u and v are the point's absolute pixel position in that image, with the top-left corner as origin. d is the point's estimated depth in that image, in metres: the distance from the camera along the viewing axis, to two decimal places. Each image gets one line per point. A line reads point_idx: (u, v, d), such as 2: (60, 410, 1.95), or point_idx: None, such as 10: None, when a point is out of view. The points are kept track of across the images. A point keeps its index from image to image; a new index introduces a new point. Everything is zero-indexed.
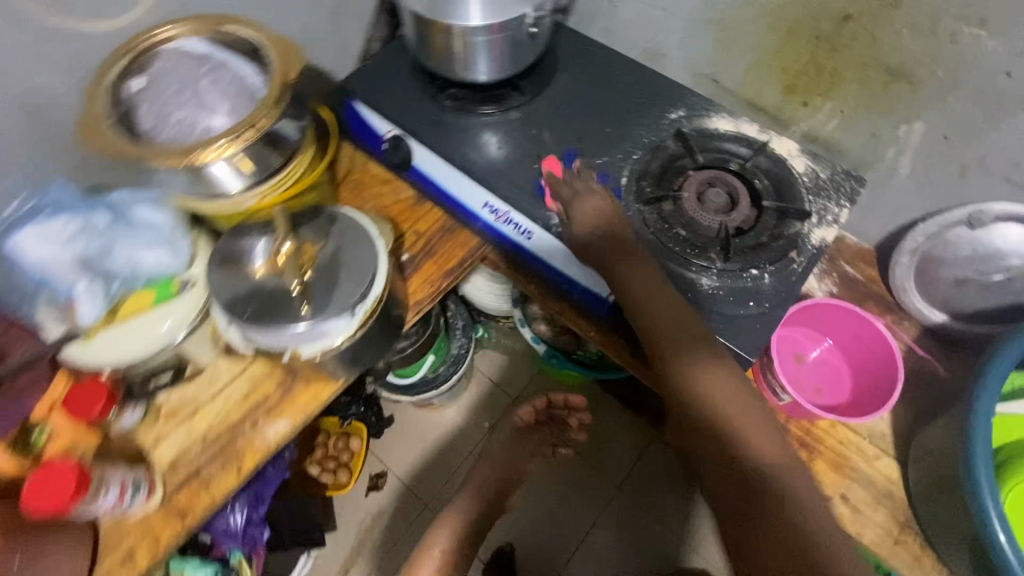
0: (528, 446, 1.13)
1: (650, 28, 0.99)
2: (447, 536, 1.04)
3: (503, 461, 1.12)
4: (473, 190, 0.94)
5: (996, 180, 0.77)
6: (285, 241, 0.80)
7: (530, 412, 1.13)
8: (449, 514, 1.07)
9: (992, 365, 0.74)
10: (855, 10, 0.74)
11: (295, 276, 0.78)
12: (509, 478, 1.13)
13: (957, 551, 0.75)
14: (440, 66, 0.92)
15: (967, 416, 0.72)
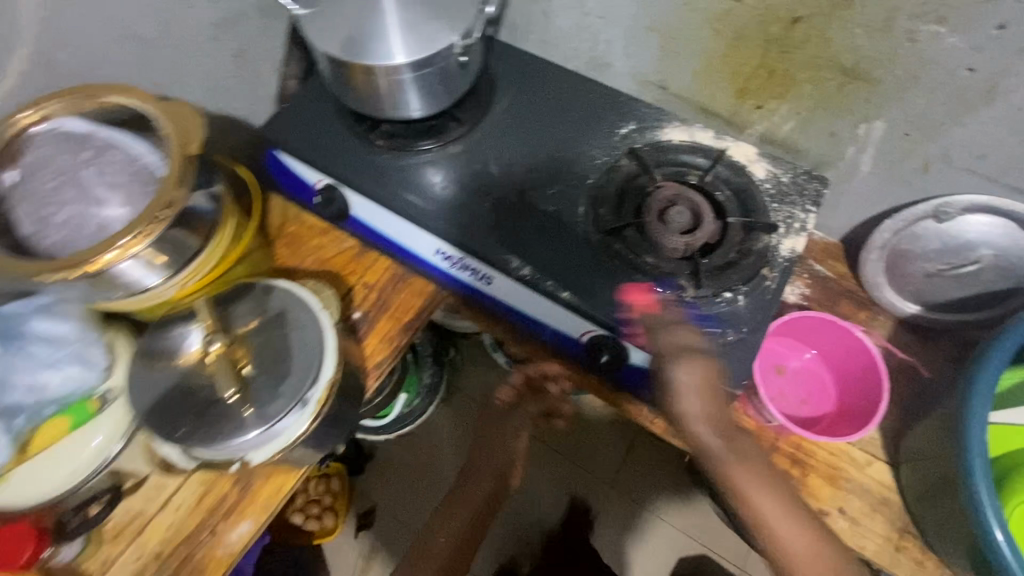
0: (512, 426, 1.00)
1: (589, 38, 0.92)
2: (448, 535, 0.93)
3: (494, 445, 1.00)
4: (421, 237, 0.87)
5: (961, 173, 0.75)
6: (213, 340, 0.72)
7: (508, 392, 0.98)
8: (447, 510, 0.96)
9: (993, 352, 0.70)
10: (804, 12, 0.69)
11: (229, 379, 0.70)
12: (505, 466, 0.99)
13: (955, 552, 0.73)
14: (367, 106, 0.84)
15: (963, 419, 0.68)
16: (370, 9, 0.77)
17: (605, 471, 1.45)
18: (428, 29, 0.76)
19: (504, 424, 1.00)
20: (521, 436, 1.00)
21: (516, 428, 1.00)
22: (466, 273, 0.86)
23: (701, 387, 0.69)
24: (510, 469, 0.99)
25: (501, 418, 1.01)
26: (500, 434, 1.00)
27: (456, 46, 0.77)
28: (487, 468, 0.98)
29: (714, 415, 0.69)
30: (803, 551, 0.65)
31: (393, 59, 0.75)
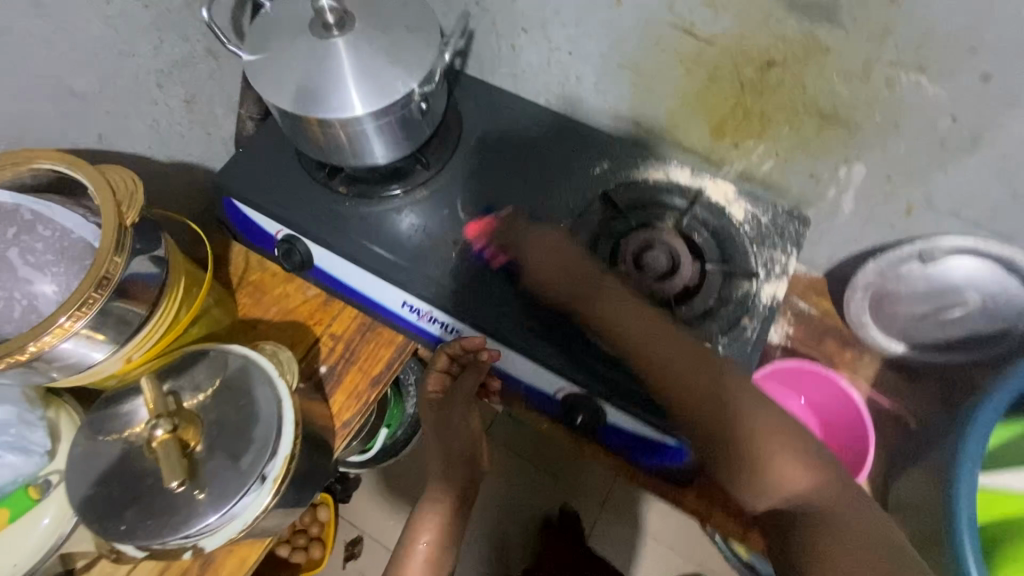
0: (457, 408, 0.87)
1: (559, 73, 0.88)
2: (430, 544, 0.81)
3: (447, 433, 0.87)
4: (388, 289, 0.83)
5: (945, 217, 0.71)
6: (155, 427, 0.63)
7: (438, 379, 0.85)
8: (422, 513, 0.83)
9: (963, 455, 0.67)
10: (778, 56, 0.65)
11: (173, 468, 0.62)
12: (467, 447, 0.90)
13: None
14: (326, 155, 0.79)
15: (951, 476, 0.66)
16: (322, 56, 0.72)
17: (592, 490, 1.43)
18: (385, 75, 0.72)
19: (448, 411, 0.87)
20: (471, 414, 0.90)
21: (462, 412, 0.88)
22: (436, 325, 0.82)
23: (557, 250, 0.80)
24: (475, 448, 0.91)
25: (444, 410, 0.87)
26: (448, 421, 0.87)
27: (416, 93, 0.73)
28: (447, 450, 0.87)
29: (570, 267, 0.79)
30: (735, 410, 0.68)
31: (350, 111, 0.70)
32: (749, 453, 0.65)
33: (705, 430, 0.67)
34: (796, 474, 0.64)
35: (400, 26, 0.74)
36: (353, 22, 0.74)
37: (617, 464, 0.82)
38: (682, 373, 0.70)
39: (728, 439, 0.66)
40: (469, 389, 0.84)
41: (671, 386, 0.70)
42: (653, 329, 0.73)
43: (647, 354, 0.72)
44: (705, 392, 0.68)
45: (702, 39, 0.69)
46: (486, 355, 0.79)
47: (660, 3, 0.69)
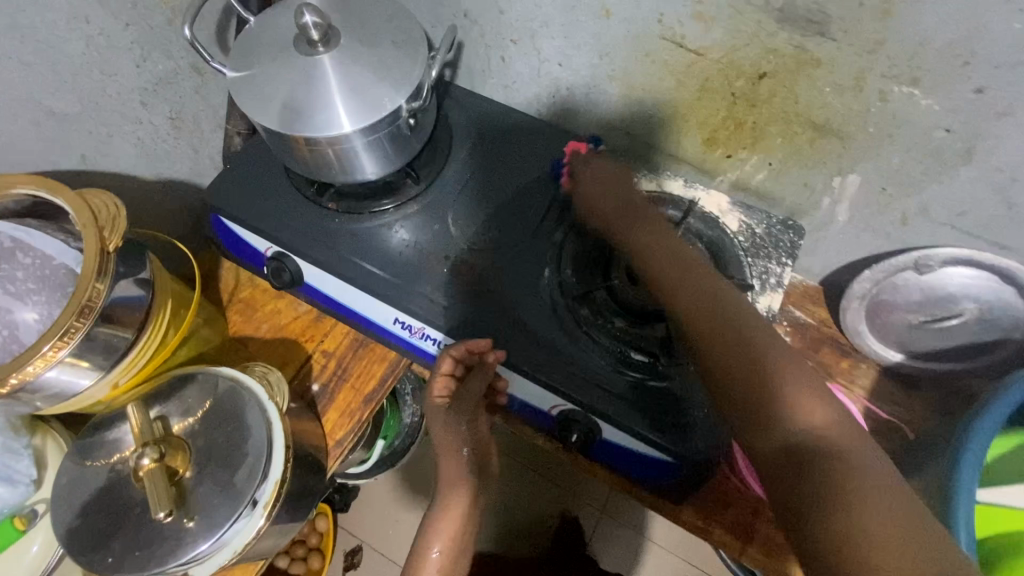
0: (467, 416, 0.75)
1: (550, 84, 0.87)
2: (444, 554, 0.73)
3: (457, 445, 0.74)
4: (378, 306, 0.82)
5: (940, 227, 0.70)
6: (142, 455, 0.63)
7: (443, 384, 0.75)
8: (432, 526, 0.73)
9: (958, 488, 0.63)
10: (770, 68, 0.64)
11: (160, 498, 0.61)
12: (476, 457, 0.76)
13: None
14: (314, 171, 0.78)
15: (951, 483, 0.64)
16: (308, 75, 0.71)
17: (593, 495, 1.41)
18: (373, 91, 0.71)
19: (458, 420, 0.75)
20: (478, 420, 0.77)
21: (472, 420, 0.76)
22: (428, 343, 0.81)
23: (611, 186, 0.83)
24: (482, 457, 0.78)
25: (453, 421, 0.74)
26: (456, 432, 0.74)
27: (404, 109, 0.72)
28: (461, 460, 0.73)
29: (614, 199, 0.81)
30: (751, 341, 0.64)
31: (337, 129, 0.70)
32: (764, 382, 0.60)
33: (718, 358, 0.64)
34: (816, 413, 0.58)
35: (386, 41, 0.73)
36: (338, 39, 0.72)
37: (613, 479, 0.80)
38: (702, 305, 0.68)
39: (740, 372, 0.62)
40: (477, 394, 0.76)
41: (689, 309, 0.68)
42: (678, 264, 0.72)
43: (666, 282, 0.71)
44: (726, 323, 0.65)
45: (692, 50, 0.69)
46: (493, 357, 0.74)
47: (648, 14, 0.68)
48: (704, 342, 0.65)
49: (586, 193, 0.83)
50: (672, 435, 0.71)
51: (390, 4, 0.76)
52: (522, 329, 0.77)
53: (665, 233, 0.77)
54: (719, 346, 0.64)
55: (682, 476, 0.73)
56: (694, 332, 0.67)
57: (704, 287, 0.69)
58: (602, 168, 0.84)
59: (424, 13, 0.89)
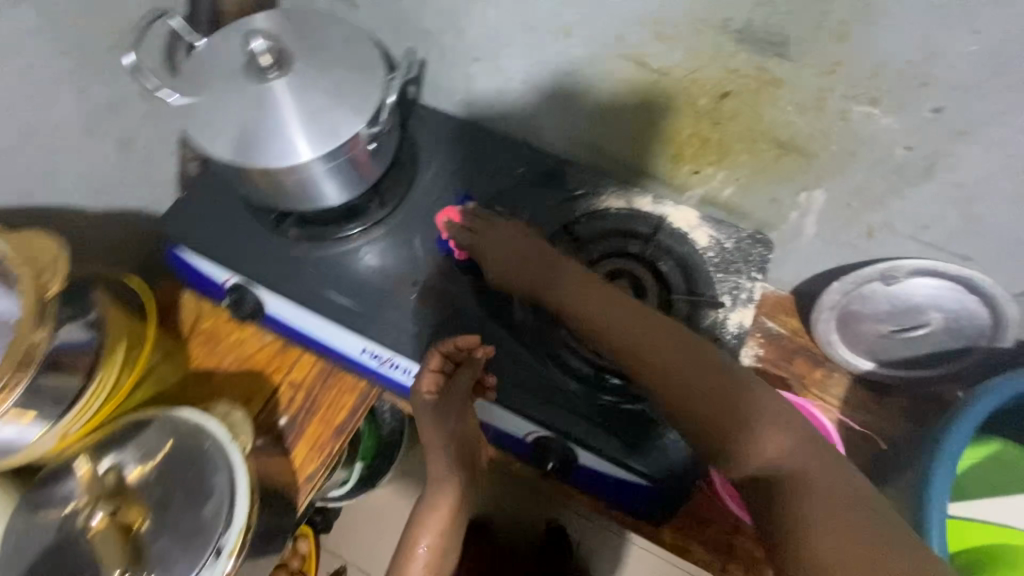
0: (456, 412, 0.68)
1: (515, 100, 0.85)
2: (430, 560, 0.64)
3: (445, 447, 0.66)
4: (345, 336, 0.79)
5: (905, 239, 0.71)
6: (93, 513, 0.63)
7: (430, 380, 0.68)
8: (419, 531, 0.65)
9: (931, 489, 0.64)
10: (732, 87, 0.64)
11: (116, 554, 0.62)
12: (466, 456, 0.69)
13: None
14: (272, 199, 0.75)
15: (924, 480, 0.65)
16: (261, 102, 0.68)
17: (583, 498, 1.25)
18: (329, 117, 0.68)
19: (449, 415, 0.67)
20: (468, 416, 0.70)
21: (462, 416, 0.69)
22: (398, 372, 0.79)
23: (515, 246, 0.76)
24: (473, 457, 0.70)
25: (441, 418, 0.67)
26: (446, 428, 0.67)
27: (363, 134, 0.70)
28: (449, 456, 0.66)
29: (528, 253, 0.75)
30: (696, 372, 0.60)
31: (292, 158, 0.67)
32: (718, 432, 0.57)
33: (676, 402, 0.59)
34: (775, 445, 0.55)
35: (342, 65, 0.71)
36: (291, 63, 0.70)
37: (593, 502, 0.79)
38: (632, 342, 0.64)
39: (695, 418, 0.58)
40: (467, 391, 0.69)
41: (636, 355, 0.63)
42: (614, 308, 0.67)
43: (607, 324, 0.66)
44: (674, 361, 0.61)
45: (655, 70, 0.68)
46: (483, 352, 0.69)
47: (610, 35, 0.67)
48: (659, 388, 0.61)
49: (495, 256, 0.77)
50: (648, 459, 0.71)
51: (346, 25, 0.74)
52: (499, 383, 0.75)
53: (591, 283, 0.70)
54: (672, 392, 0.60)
55: (660, 498, 0.73)
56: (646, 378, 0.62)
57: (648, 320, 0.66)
58: (510, 229, 0.78)
59: (383, 30, 0.86)
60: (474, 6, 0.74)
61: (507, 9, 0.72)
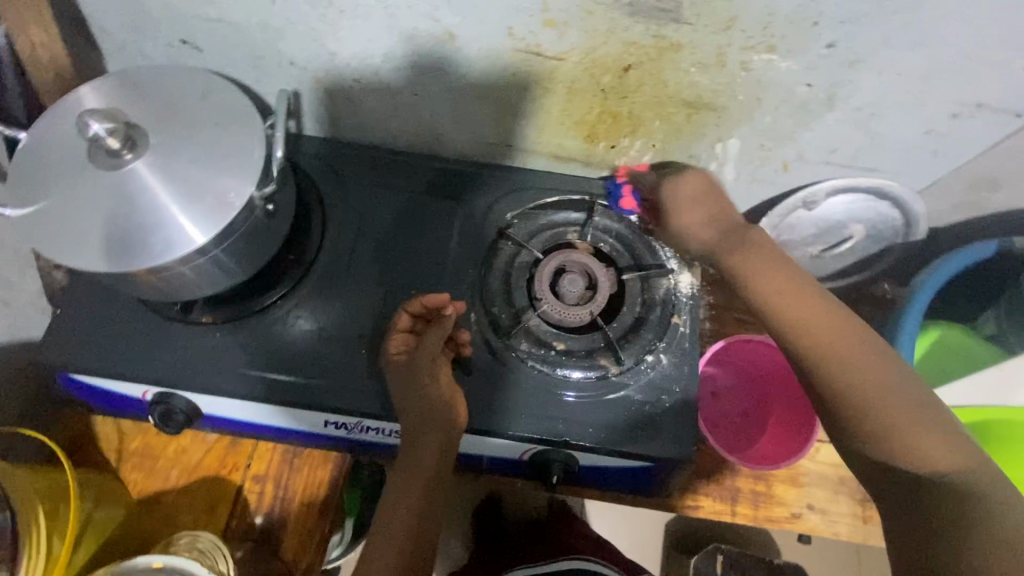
0: (425, 364, 0.69)
1: (411, 114, 0.79)
2: (407, 510, 0.66)
3: (411, 402, 0.68)
4: (299, 414, 0.72)
5: (818, 166, 0.74)
6: None
7: (401, 340, 0.71)
8: (400, 481, 0.68)
9: (902, 337, 0.69)
10: (633, 60, 0.62)
11: None
12: (439, 411, 0.68)
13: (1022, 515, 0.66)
14: (170, 293, 0.65)
15: (895, 340, 0.69)
16: (124, 191, 0.58)
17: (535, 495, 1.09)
18: (210, 188, 0.59)
19: (414, 370, 0.69)
20: (440, 373, 0.70)
21: (432, 370, 0.69)
22: (370, 432, 0.73)
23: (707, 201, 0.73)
24: (451, 416, 0.68)
25: (409, 371, 0.69)
26: (414, 381, 0.69)
27: (257, 197, 0.61)
28: (414, 417, 0.68)
29: (717, 215, 0.73)
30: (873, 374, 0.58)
31: (185, 245, 0.57)
32: (890, 422, 0.56)
33: (856, 386, 0.58)
34: (941, 454, 0.53)
35: (209, 126, 0.61)
36: (145, 137, 0.60)
37: (602, 494, 0.79)
38: (819, 328, 0.61)
39: (869, 401, 0.57)
40: (436, 348, 0.71)
41: (812, 339, 0.61)
42: (788, 282, 0.65)
43: (788, 305, 0.64)
44: (853, 343, 0.60)
45: (552, 58, 0.65)
46: (450, 310, 0.71)
47: (497, 29, 0.63)
48: (834, 365, 0.59)
49: (682, 212, 0.74)
50: (646, 441, 0.70)
51: (203, 77, 0.65)
52: (547, 373, 0.73)
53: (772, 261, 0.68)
54: (857, 374, 0.58)
55: (663, 474, 0.73)
56: (821, 360, 0.60)
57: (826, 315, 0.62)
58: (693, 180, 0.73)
59: (242, 70, 0.77)
60: (341, 26, 0.67)
61: (379, 22, 0.65)
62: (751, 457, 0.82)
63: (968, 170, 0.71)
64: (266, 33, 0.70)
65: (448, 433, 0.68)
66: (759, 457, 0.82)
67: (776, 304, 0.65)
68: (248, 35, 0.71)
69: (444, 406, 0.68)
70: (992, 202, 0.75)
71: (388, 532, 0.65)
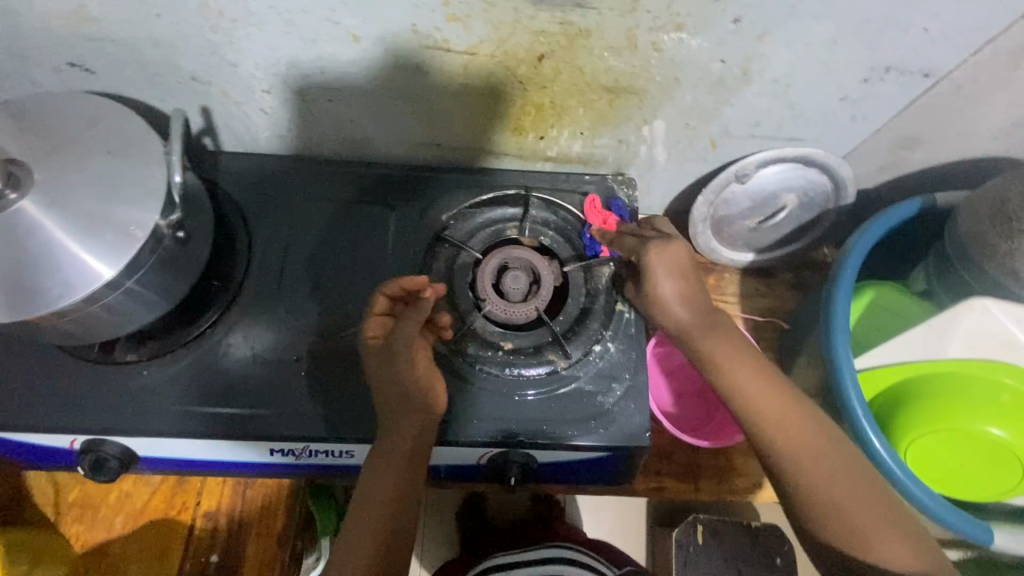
0: (400, 351, 0.64)
1: (331, 120, 0.76)
2: (382, 498, 0.61)
3: (391, 387, 0.64)
4: (242, 447, 0.69)
5: (744, 139, 0.74)
6: None
7: (378, 324, 0.68)
8: (374, 471, 0.62)
9: (838, 300, 0.69)
10: (546, 49, 0.61)
11: None
12: (416, 394, 0.64)
13: (958, 470, 0.69)
14: (82, 338, 0.61)
15: (830, 299, 0.70)
16: (12, 234, 0.54)
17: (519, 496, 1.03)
18: (108, 222, 0.55)
19: (391, 354, 0.65)
20: (419, 357, 0.65)
21: (410, 354, 0.64)
22: (319, 455, 0.71)
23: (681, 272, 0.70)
24: (429, 398, 0.64)
25: (385, 356, 0.65)
26: (392, 367, 0.64)
27: (164, 225, 0.57)
28: (394, 398, 0.64)
29: (692, 297, 0.69)
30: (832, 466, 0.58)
31: (88, 284, 0.53)
32: (853, 520, 0.55)
33: (823, 476, 0.57)
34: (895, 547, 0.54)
35: (102, 155, 0.57)
36: (30, 174, 0.55)
37: (566, 488, 0.78)
38: (780, 416, 0.60)
39: (832, 498, 0.56)
40: (414, 333, 0.65)
41: (778, 432, 0.60)
42: (753, 371, 0.63)
43: (754, 395, 0.62)
44: (820, 438, 0.59)
45: (463, 53, 0.63)
46: (429, 293, 0.67)
47: (402, 27, 0.60)
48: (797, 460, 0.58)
49: (660, 281, 0.69)
50: (601, 431, 0.70)
51: (95, 104, 0.61)
52: (496, 375, 0.72)
53: (737, 345, 0.66)
54: (823, 474, 0.57)
55: (623, 462, 0.73)
56: (787, 456, 0.59)
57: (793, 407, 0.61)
58: (677, 251, 0.70)
59: (143, 90, 0.72)
60: (238, 36, 0.63)
61: (277, 29, 0.62)
62: (701, 433, 0.83)
63: (886, 132, 0.72)
64: (159, 49, 0.65)
65: (421, 415, 0.64)
66: (710, 432, 0.83)
67: (737, 389, 0.63)
68: (142, 54, 0.66)
69: (422, 391, 0.64)
70: (913, 159, 0.77)
71: (361, 528, 0.60)
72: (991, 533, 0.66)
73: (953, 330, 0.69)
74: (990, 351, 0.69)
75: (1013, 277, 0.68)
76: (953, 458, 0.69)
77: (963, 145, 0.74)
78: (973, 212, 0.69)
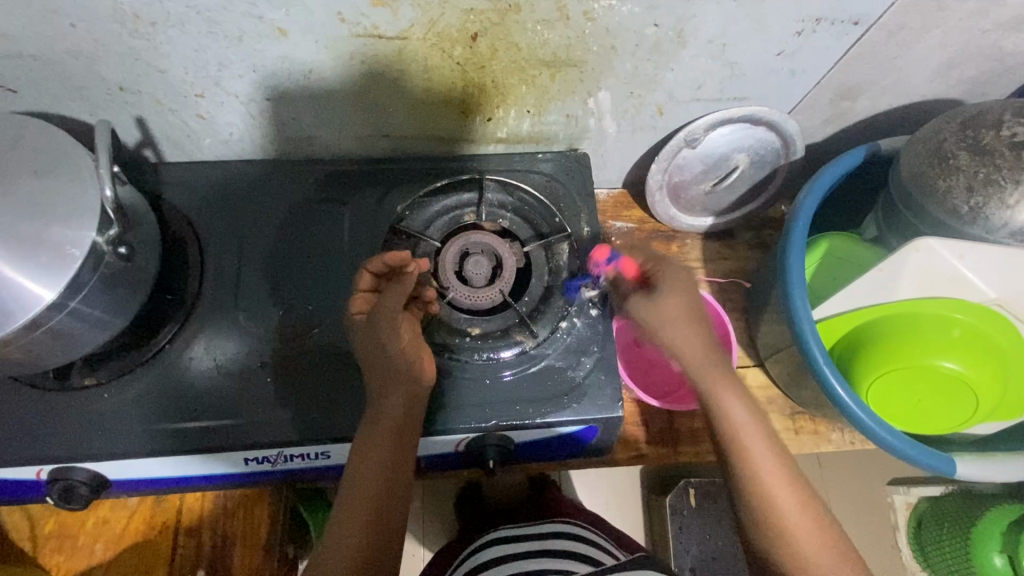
0: (385, 322, 0.64)
1: (271, 119, 0.74)
2: (378, 465, 0.60)
3: (377, 365, 0.64)
4: (216, 460, 0.67)
5: (690, 103, 0.75)
6: None
7: (363, 300, 0.68)
8: (366, 442, 0.61)
9: (794, 242, 0.71)
10: (478, 27, 0.61)
11: None
12: (402, 370, 0.63)
13: (916, 408, 0.72)
14: (32, 367, 0.59)
15: (785, 239, 0.72)
16: None
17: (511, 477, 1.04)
18: (42, 242, 0.53)
19: (374, 329, 0.64)
20: (403, 328, 0.64)
21: (393, 328, 0.63)
22: (295, 459, 0.70)
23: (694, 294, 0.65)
24: (415, 370, 0.64)
25: (369, 331, 0.65)
26: (376, 338, 0.64)
27: (101, 242, 0.56)
28: (379, 373, 0.64)
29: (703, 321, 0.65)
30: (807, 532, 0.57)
31: (27, 307, 0.51)
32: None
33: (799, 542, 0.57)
34: None
35: (28, 174, 0.55)
36: None
37: (549, 466, 0.79)
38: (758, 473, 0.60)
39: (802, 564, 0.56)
40: (397, 304, 0.65)
41: (773, 492, 0.59)
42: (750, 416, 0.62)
43: (760, 463, 0.60)
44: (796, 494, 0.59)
45: (396, 38, 0.61)
46: (413, 268, 0.67)
47: (328, 16, 0.59)
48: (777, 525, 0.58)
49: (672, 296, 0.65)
50: (575, 406, 0.70)
51: (17, 122, 0.59)
52: (466, 361, 0.72)
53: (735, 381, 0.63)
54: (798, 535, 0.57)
55: (599, 433, 0.73)
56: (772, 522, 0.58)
57: (784, 465, 0.60)
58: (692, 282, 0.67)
59: (70, 105, 0.70)
60: (159, 39, 0.61)
61: (200, 28, 0.60)
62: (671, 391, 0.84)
63: (826, 84, 0.73)
64: (79, 61, 0.63)
65: (404, 391, 0.63)
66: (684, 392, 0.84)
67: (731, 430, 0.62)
68: (63, 67, 0.64)
69: (405, 367, 0.63)
70: (856, 110, 0.79)
71: (356, 495, 0.59)
72: (954, 465, 0.68)
73: (903, 272, 0.70)
74: (942, 288, 0.70)
75: (954, 216, 0.68)
76: (910, 395, 0.71)
77: (901, 92, 0.75)
78: (914, 154, 0.70)
